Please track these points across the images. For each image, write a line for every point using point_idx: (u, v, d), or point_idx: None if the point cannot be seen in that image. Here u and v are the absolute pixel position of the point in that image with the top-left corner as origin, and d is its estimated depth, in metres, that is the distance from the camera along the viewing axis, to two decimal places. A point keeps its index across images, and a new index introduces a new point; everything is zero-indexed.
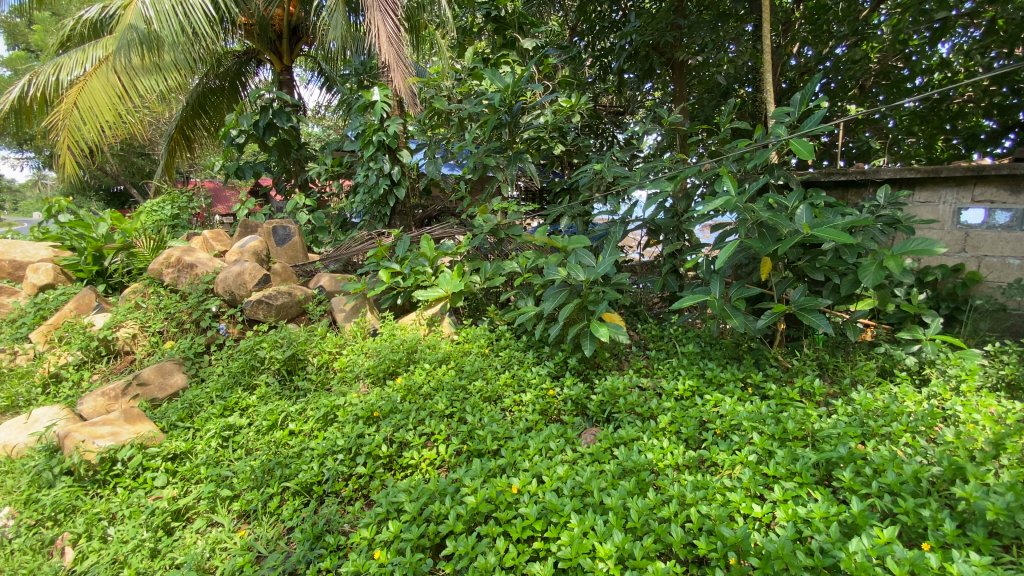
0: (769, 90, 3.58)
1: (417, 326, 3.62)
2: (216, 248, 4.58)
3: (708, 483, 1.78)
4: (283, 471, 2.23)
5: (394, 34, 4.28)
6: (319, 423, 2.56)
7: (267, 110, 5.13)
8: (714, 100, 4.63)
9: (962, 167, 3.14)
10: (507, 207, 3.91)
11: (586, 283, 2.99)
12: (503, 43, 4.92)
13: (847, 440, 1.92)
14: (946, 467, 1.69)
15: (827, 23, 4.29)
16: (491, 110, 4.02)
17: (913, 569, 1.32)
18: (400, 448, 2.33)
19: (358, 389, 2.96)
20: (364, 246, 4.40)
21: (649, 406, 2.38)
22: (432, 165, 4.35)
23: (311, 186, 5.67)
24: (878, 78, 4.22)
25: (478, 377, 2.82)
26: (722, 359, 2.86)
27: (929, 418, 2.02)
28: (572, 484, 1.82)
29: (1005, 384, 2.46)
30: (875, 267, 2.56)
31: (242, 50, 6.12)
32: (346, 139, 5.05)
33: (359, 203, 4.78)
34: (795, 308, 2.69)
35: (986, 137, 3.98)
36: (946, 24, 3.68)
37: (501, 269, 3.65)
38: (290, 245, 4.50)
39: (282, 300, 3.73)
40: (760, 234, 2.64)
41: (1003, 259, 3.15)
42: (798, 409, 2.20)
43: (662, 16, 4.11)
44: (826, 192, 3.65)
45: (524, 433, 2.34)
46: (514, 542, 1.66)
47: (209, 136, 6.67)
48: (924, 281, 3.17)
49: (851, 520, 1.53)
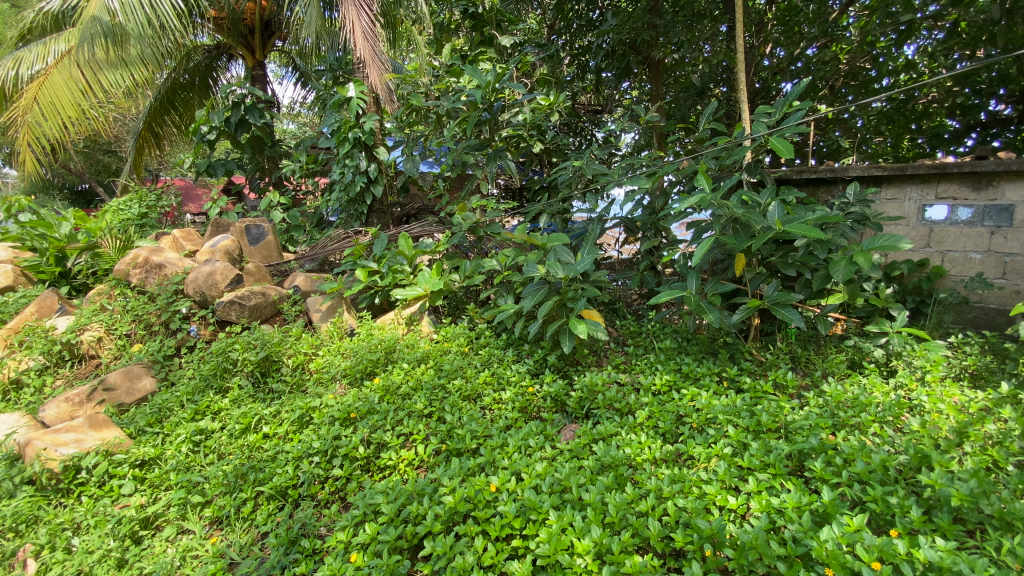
0: (743, 89, 3.56)
1: (395, 325, 3.57)
2: (186, 247, 4.46)
3: (685, 476, 1.79)
4: (255, 475, 2.17)
5: (370, 30, 4.22)
6: (294, 426, 2.50)
7: (238, 106, 4.97)
8: (691, 99, 4.71)
9: (926, 164, 3.25)
10: (486, 205, 3.88)
11: (565, 279, 2.99)
12: (481, 39, 4.90)
13: (818, 431, 1.96)
14: (912, 455, 1.75)
15: (798, 24, 4.39)
16: (470, 106, 4.02)
17: (881, 555, 1.36)
18: (378, 449, 2.29)
19: (335, 391, 2.90)
20: (340, 245, 4.31)
21: (627, 401, 2.42)
22: (410, 163, 4.31)
23: (285, 183, 5.57)
24: (847, 79, 4.36)
25: (457, 376, 2.80)
26: (699, 354, 2.90)
27: (896, 408, 2.08)
28: (551, 480, 1.82)
29: (968, 373, 2.54)
30: (846, 263, 2.62)
31: (212, 44, 5.93)
32: (322, 136, 4.88)
33: (335, 202, 4.68)
34: (769, 303, 2.74)
35: (949, 135, 4.12)
36: (912, 26, 3.73)
37: (480, 267, 3.66)
38: (263, 244, 4.39)
39: (256, 300, 3.64)
40: (735, 230, 2.70)
41: (966, 253, 3.25)
42: (771, 402, 2.24)
43: (638, 14, 4.12)
44: (799, 189, 3.75)
45: (503, 431, 2.33)
46: (492, 541, 1.64)
47: (179, 132, 6.47)
48: (890, 276, 3.28)
49: (823, 508, 1.57)
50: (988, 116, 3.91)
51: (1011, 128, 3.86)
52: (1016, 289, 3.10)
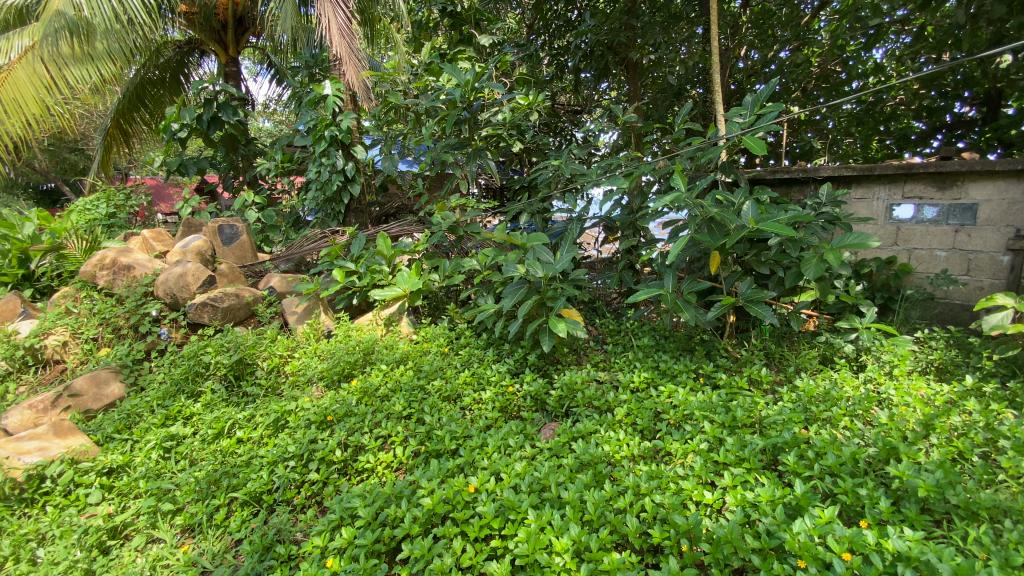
0: (719, 90, 3.60)
1: (374, 326, 3.53)
2: (157, 248, 4.34)
3: (662, 472, 1.81)
4: (229, 481, 2.11)
5: (346, 27, 4.17)
6: (269, 430, 2.45)
7: (211, 103, 4.85)
8: (668, 100, 4.79)
9: (893, 165, 3.35)
10: (465, 204, 3.86)
11: (544, 279, 2.99)
12: (460, 39, 4.88)
13: (791, 426, 2.00)
14: (881, 448, 1.80)
15: (772, 28, 4.49)
16: (449, 105, 4.00)
17: (852, 546, 1.40)
18: (356, 452, 2.25)
19: (311, 394, 2.84)
20: (317, 245, 4.24)
21: (606, 399, 2.43)
22: (388, 162, 4.27)
23: (260, 182, 5.45)
24: (819, 81, 4.52)
25: (437, 377, 2.78)
26: (676, 351, 2.94)
27: (865, 401, 2.14)
28: (530, 480, 1.82)
29: (934, 367, 2.62)
30: (817, 261, 2.67)
31: (184, 40, 5.84)
32: (297, 134, 4.79)
33: (311, 201, 4.59)
34: (743, 300, 2.78)
35: (916, 137, 4.26)
36: (881, 30, 3.82)
37: (460, 267, 3.65)
38: (237, 244, 4.30)
39: (229, 302, 3.55)
40: (709, 230, 2.74)
41: (931, 251, 3.36)
42: (746, 397, 2.28)
43: (615, 15, 4.17)
44: (772, 189, 3.84)
45: (483, 431, 2.31)
46: (471, 542, 1.62)
47: (150, 130, 6.27)
48: (860, 273, 3.37)
49: (795, 501, 1.60)
50: (953, 118, 4.06)
51: (976, 129, 3.98)
52: (979, 285, 3.20)
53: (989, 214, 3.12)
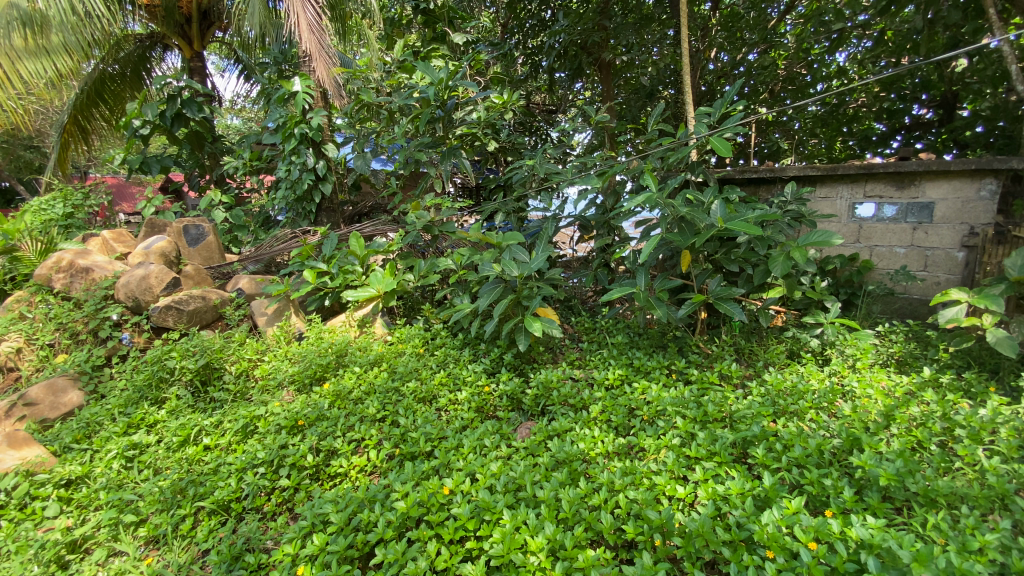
0: (689, 91, 3.66)
1: (347, 327, 3.48)
2: (118, 249, 4.17)
3: (636, 468, 1.84)
4: (195, 490, 2.04)
5: (315, 22, 4.07)
6: (237, 436, 2.38)
7: (175, 99, 4.69)
8: (641, 100, 4.87)
9: (855, 165, 3.47)
10: (440, 204, 3.82)
11: (520, 278, 2.99)
12: (433, 36, 4.83)
13: (760, 419, 2.05)
14: (844, 439, 1.87)
15: (740, 31, 4.60)
16: (423, 103, 3.95)
17: (817, 535, 1.44)
18: (328, 456, 2.20)
19: (282, 398, 2.77)
20: (288, 245, 4.14)
21: (581, 397, 2.45)
22: (361, 161, 4.21)
23: (228, 181, 5.30)
24: (785, 84, 4.64)
25: (411, 378, 2.75)
26: (649, 348, 2.99)
27: (830, 394, 2.21)
28: (506, 479, 1.82)
29: (894, 360, 2.72)
30: (783, 258, 2.75)
31: (145, 34, 5.63)
32: (266, 132, 4.67)
33: (280, 201, 4.47)
34: (713, 298, 2.83)
35: (877, 138, 4.42)
36: (843, 35, 3.95)
37: (436, 266, 3.62)
38: (204, 245, 4.17)
39: (195, 305, 3.43)
40: (681, 229, 2.79)
41: (891, 248, 3.49)
42: (717, 392, 2.33)
43: (588, 16, 4.19)
44: (741, 188, 3.93)
45: (458, 432, 2.29)
46: (446, 544, 1.61)
47: (109, 127, 6.02)
48: (825, 270, 3.46)
49: (764, 493, 1.64)
50: (911, 120, 4.22)
51: (933, 131, 4.16)
52: (936, 280, 3.34)
53: (945, 212, 3.26)
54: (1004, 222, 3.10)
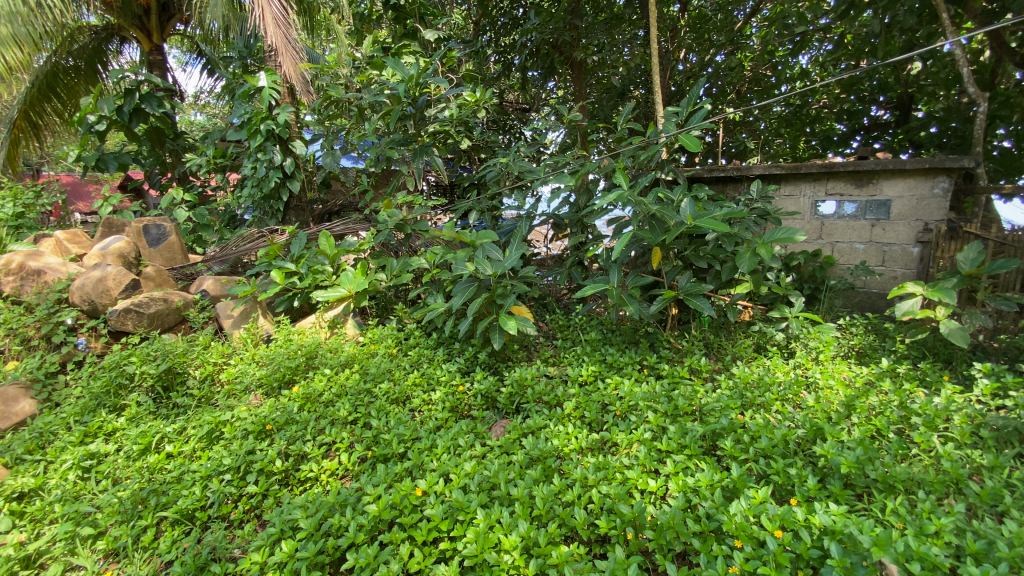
0: (659, 90, 3.71)
1: (317, 329, 3.40)
2: (73, 251, 3.98)
3: (609, 463, 1.85)
4: (157, 499, 1.95)
5: (281, 16, 3.96)
6: (202, 443, 2.30)
7: (132, 94, 4.49)
8: (613, 100, 4.93)
9: (817, 164, 3.59)
10: (412, 201, 3.76)
11: (494, 276, 2.98)
12: (404, 32, 4.76)
13: (728, 412, 2.09)
14: (808, 429, 1.93)
15: (708, 32, 4.69)
16: (393, 100, 3.89)
17: (783, 524, 1.48)
18: (298, 461, 2.15)
19: (249, 402, 2.70)
20: (254, 245, 4.03)
21: (556, 394, 2.46)
22: (330, 158, 4.12)
23: (191, 179, 5.12)
24: (751, 85, 4.78)
25: (384, 379, 2.71)
26: (622, 344, 3.02)
27: (794, 386, 2.28)
28: (480, 478, 1.80)
29: (855, 352, 2.82)
30: (750, 254, 2.81)
31: (101, 25, 5.39)
32: (230, 128, 4.52)
33: (246, 199, 4.34)
34: (683, 294, 2.88)
35: (838, 138, 4.57)
36: (806, 37, 4.07)
37: (409, 265, 3.57)
38: (166, 245, 4.02)
39: (156, 307, 3.32)
40: (651, 226, 2.83)
41: (851, 244, 3.62)
42: (687, 386, 2.38)
43: (560, 15, 4.20)
44: (709, 187, 4.04)
45: (432, 432, 2.27)
46: (419, 546, 1.59)
47: (63, 122, 5.74)
48: (790, 266, 3.56)
49: (732, 484, 1.68)
50: (870, 120, 4.40)
51: (889, 132, 4.34)
52: (893, 275, 3.46)
53: (901, 209, 3.39)
54: (956, 218, 3.24)
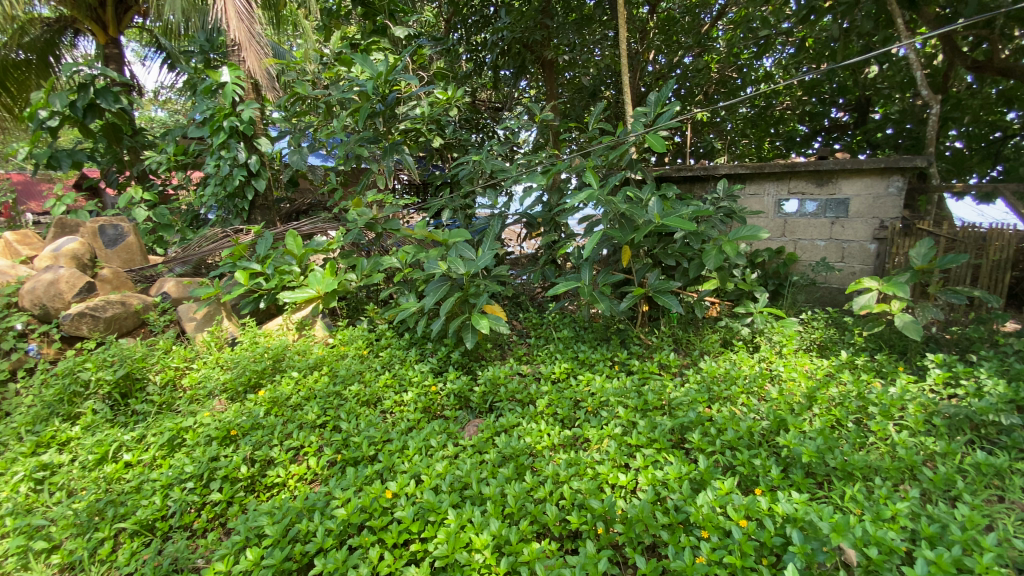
0: (628, 90, 3.75)
1: (285, 331, 3.32)
2: (22, 253, 3.79)
3: (580, 459, 1.87)
4: (114, 510, 1.87)
5: (244, 9, 3.88)
6: (162, 450, 2.21)
7: (86, 88, 4.28)
8: (584, 100, 4.97)
9: (779, 164, 3.70)
10: (383, 200, 3.70)
11: (466, 275, 2.96)
12: (373, 29, 4.68)
13: (695, 405, 2.14)
14: (772, 421, 1.99)
15: (676, 34, 4.77)
16: (362, 97, 3.82)
17: (747, 513, 1.52)
18: (264, 467, 2.10)
19: (213, 408, 2.61)
20: (218, 245, 3.88)
21: (528, 392, 2.47)
22: (296, 156, 4.02)
23: (151, 177, 4.92)
24: (718, 87, 4.90)
25: (354, 381, 2.66)
26: (594, 342, 3.06)
27: (759, 379, 2.35)
28: (451, 479, 1.79)
29: (816, 345, 2.92)
30: (715, 252, 2.87)
31: (53, 17, 5.14)
32: (192, 125, 4.36)
33: (210, 198, 4.20)
34: (652, 291, 2.93)
35: (801, 139, 4.76)
36: (770, 40, 4.19)
37: (379, 265, 3.52)
38: (123, 246, 3.88)
39: (114, 310, 3.20)
40: (620, 225, 2.87)
41: (813, 241, 3.75)
42: (656, 381, 2.42)
43: (531, 14, 4.21)
44: (678, 186, 4.12)
45: (404, 433, 2.24)
46: (390, 548, 1.57)
47: (12, 118, 5.45)
48: (755, 262, 3.66)
49: (699, 476, 1.72)
50: (830, 122, 4.61)
51: (848, 133, 4.56)
52: (852, 271, 3.60)
53: (858, 207, 3.52)
54: (910, 216, 3.38)
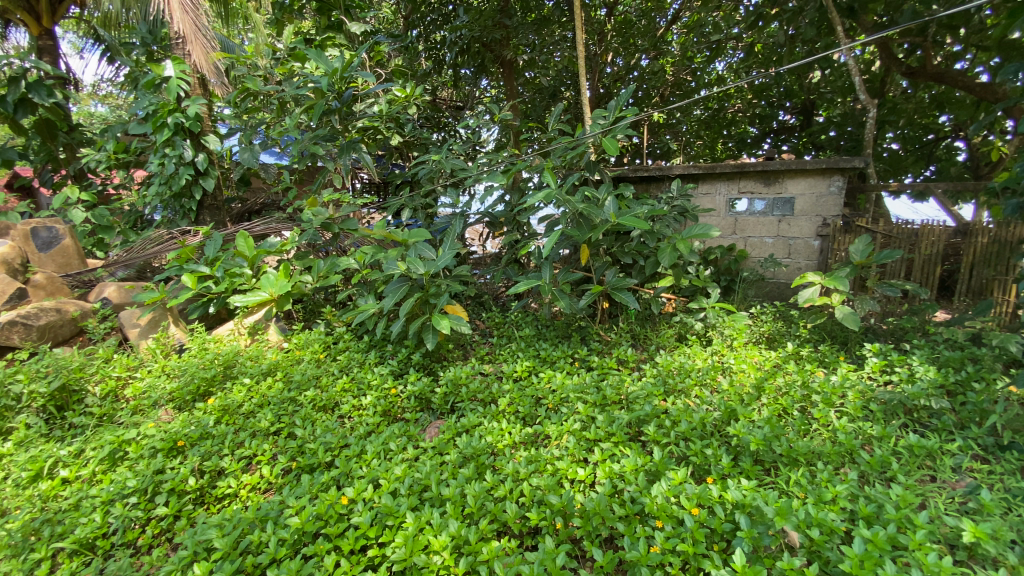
0: (587, 91, 3.80)
1: (236, 336, 3.21)
2: None
3: (540, 456, 1.89)
4: (51, 530, 1.73)
5: (189, 1, 3.74)
6: (102, 465, 2.09)
7: (16, 81, 3.99)
8: (545, 100, 5.04)
9: (730, 165, 3.84)
10: (339, 200, 3.62)
11: (426, 276, 2.92)
12: (329, 24, 4.57)
13: (651, 398, 2.20)
14: (723, 411, 2.07)
15: (633, 37, 4.88)
16: (317, 94, 3.71)
17: (699, 501, 1.58)
18: (214, 478, 2.02)
19: (158, 418, 2.49)
20: (163, 248, 3.64)
21: (490, 391, 2.48)
22: (247, 153, 3.87)
23: (90, 176, 4.64)
24: (674, 89, 5.04)
25: (310, 387, 2.60)
26: (555, 339, 3.10)
27: (711, 372, 2.44)
28: (410, 482, 1.78)
29: (765, 337, 3.05)
30: (670, 250, 2.95)
31: None
32: (134, 121, 4.14)
33: (154, 197, 3.99)
34: (609, 288, 2.99)
35: (751, 141, 5.02)
36: (721, 45, 4.32)
37: (337, 266, 3.44)
38: (59, 249, 3.67)
39: (48, 318, 3.02)
40: (578, 223, 2.91)
41: (762, 238, 3.90)
42: (615, 376, 2.48)
43: (489, 13, 4.20)
44: (635, 186, 4.22)
45: (363, 437, 2.20)
46: (346, 556, 1.54)
47: None
48: (708, 259, 3.78)
49: (654, 467, 1.77)
50: (778, 125, 4.90)
51: (795, 136, 4.85)
52: (798, 266, 3.77)
53: (803, 205, 3.70)
54: (849, 213, 3.58)
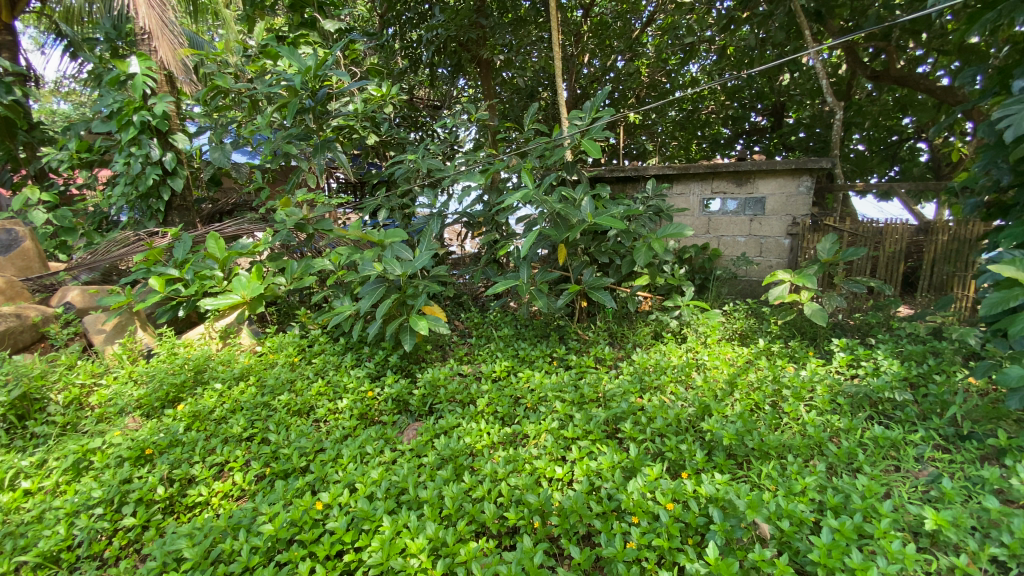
0: (563, 92, 3.82)
1: (207, 340, 3.13)
2: None
3: (518, 455, 1.90)
4: (13, 543, 1.64)
5: None
6: (66, 475, 2.01)
7: None
8: (523, 101, 5.06)
9: (703, 165, 3.91)
10: (314, 200, 3.57)
11: (403, 276, 2.90)
12: (302, 21, 4.49)
13: (628, 396, 2.23)
14: (698, 407, 2.11)
15: (609, 38, 4.93)
16: (290, 92, 3.64)
17: (674, 496, 1.60)
18: (184, 486, 1.97)
19: (125, 426, 2.41)
20: (129, 250, 3.56)
21: (468, 392, 2.48)
22: (218, 152, 3.79)
23: (51, 176, 4.47)
24: (649, 90, 5.10)
25: (284, 391, 2.56)
26: (533, 339, 3.11)
27: (686, 368, 2.48)
28: (387, 485, 1.76)
29: (738, 334, 3.12)
30: (646, 249, 2.99)
31: None
32: (98, 118, 4.00)
33: (119, 198, 3.87)
34: (586, 287, 3.02)
35: (724, 142, 5.14)
36: (694, 48, 4.40)
37: (312, 268, 3.38)
38: (18, 252, 3.53)
39: (7, 324, 2.90)
40: (555, 223, 2.92)
41: (734, 237, 3.98)
42: (592, 375, 2.51)
43: (465, 13, 4.20)
44: (611, 186, 4.26)
45: (339, 442, 2.17)
46: (321, 562, 1.52)
47: None
48: (683, 258, 3.84)
49: (630, 463, 1.79)
50: (750, 126, 5.02)
51: (766, 136, 4.98)
52: (769, 264, 3.86)
53: (773, 205, 3.79)
54: (817, 213, 3.68)
